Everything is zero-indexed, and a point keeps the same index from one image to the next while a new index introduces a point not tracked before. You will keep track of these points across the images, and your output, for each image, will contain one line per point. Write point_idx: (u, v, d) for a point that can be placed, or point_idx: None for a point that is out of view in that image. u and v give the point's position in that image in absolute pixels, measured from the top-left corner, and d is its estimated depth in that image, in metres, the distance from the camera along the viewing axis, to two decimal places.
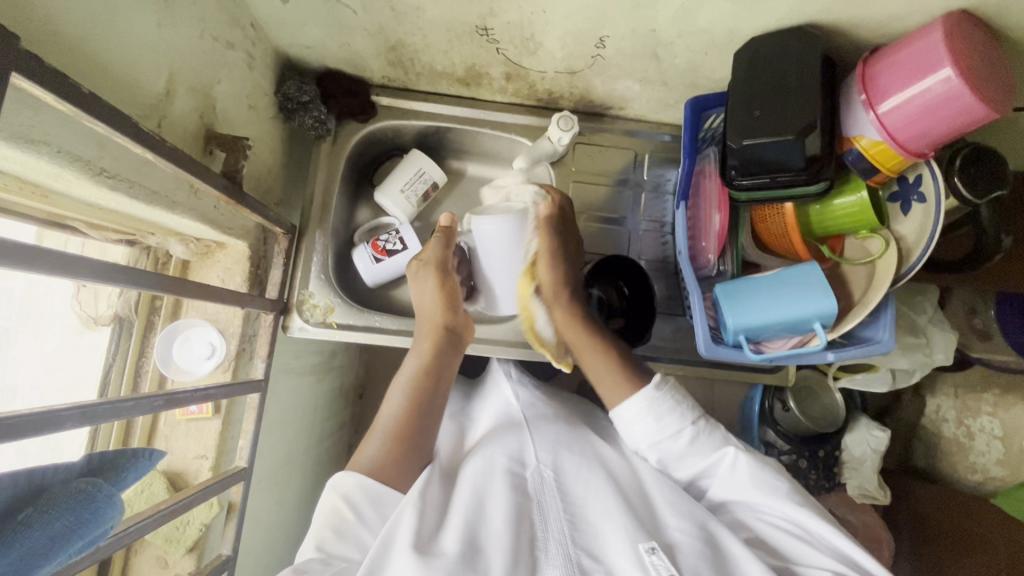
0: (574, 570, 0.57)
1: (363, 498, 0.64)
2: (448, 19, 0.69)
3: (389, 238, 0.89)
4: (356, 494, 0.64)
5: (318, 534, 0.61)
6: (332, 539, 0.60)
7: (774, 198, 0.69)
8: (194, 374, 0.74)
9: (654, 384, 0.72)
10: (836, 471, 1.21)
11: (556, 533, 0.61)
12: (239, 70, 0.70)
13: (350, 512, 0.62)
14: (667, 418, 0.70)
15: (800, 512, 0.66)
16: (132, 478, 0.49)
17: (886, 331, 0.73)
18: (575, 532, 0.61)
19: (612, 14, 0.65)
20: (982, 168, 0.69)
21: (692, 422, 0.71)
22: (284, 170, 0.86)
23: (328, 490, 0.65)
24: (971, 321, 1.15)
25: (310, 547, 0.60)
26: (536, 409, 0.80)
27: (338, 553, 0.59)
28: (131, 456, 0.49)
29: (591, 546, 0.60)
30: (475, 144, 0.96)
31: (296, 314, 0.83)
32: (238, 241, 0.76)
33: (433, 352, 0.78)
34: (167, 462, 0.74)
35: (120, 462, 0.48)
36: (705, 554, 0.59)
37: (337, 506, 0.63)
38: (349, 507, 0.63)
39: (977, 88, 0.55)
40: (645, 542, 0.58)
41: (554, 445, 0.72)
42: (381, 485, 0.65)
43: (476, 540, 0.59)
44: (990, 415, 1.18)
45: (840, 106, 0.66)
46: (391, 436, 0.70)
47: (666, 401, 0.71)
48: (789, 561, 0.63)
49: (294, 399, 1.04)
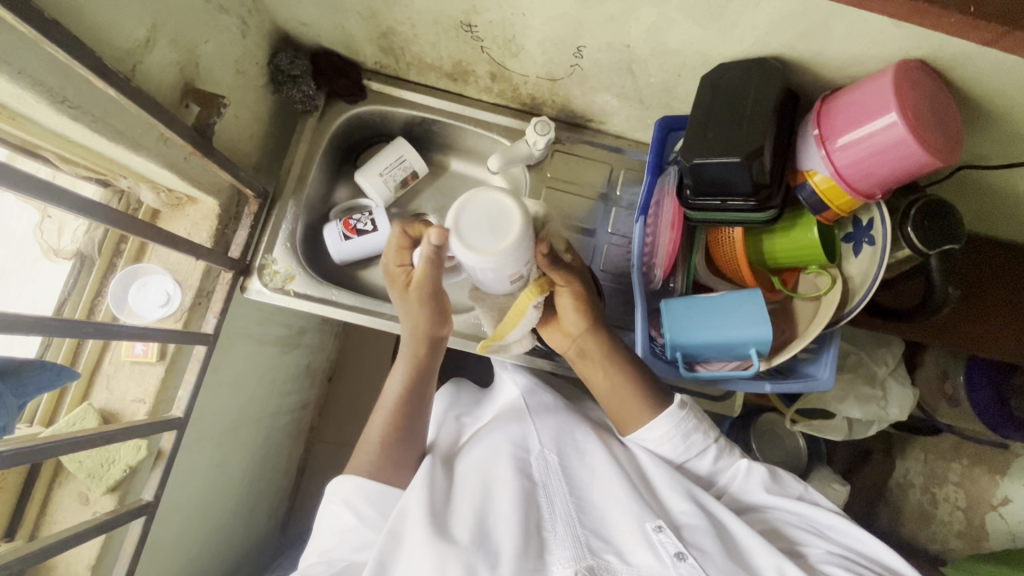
0: (584, 550, 0.61)
1: (362, 500, 0.66)
2: (434, 11, 0.73)
3: (361, 218, 0.92)
4: (354, 497, 0.67)
5: (325, 547, 0.66)
6: (336, 545, 0.65)
7: (722, 221, 0.70)
8: (144, 318, 0.76)
9: (676, 404, 0.71)
10: None
11: (562, 514, 0.65)
12: (230, 34, 0.74)
13: (352, 516, 0.66)
14: (694, 437, 0.72)
15: (813, 508, 0.71)
16: (35, 388, 0.55)
17: (825, 369, 0.74)
18: (581, 519, 0.65)
19: (587, 24, 0.68)
20: (936, 221, 0.69)
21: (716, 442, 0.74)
22: (267, 139, 0.89)
23: (326, 500, 0.68)
24: (943, 386, 1.11)
25: (319, 556, 0.65)
26: (537, 393, 0.82)
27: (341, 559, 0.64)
28: (38, 367, 0.55)
29: (602, 530, 0.65)
30: (460, 140, 0.98)
31: (256, 277, 0.85)
32: (210, 198, 0.78)
33: (417, 356, 0.75)
34: (105, 401, 0.76)
35: (25, 369, 0.54)
36: (709, 531, 0.64)
37: (337, 511, 0.66)
38: (348, 509, 0.66)
39: (923, 135, 0.56)
40: (651, 522, 0.64)
41: (557, 433, 0.75)
42: (380, 484, 0.68)
43: (485, 526, 0.63)
44: (956, 485, 1.17)
45: (798, 140, 0.67)
46: (386, 445, 0.71)
47: (687, 421, 0.71)
48: (802, 549, 0.68)
49: (252, 366, 1.06)
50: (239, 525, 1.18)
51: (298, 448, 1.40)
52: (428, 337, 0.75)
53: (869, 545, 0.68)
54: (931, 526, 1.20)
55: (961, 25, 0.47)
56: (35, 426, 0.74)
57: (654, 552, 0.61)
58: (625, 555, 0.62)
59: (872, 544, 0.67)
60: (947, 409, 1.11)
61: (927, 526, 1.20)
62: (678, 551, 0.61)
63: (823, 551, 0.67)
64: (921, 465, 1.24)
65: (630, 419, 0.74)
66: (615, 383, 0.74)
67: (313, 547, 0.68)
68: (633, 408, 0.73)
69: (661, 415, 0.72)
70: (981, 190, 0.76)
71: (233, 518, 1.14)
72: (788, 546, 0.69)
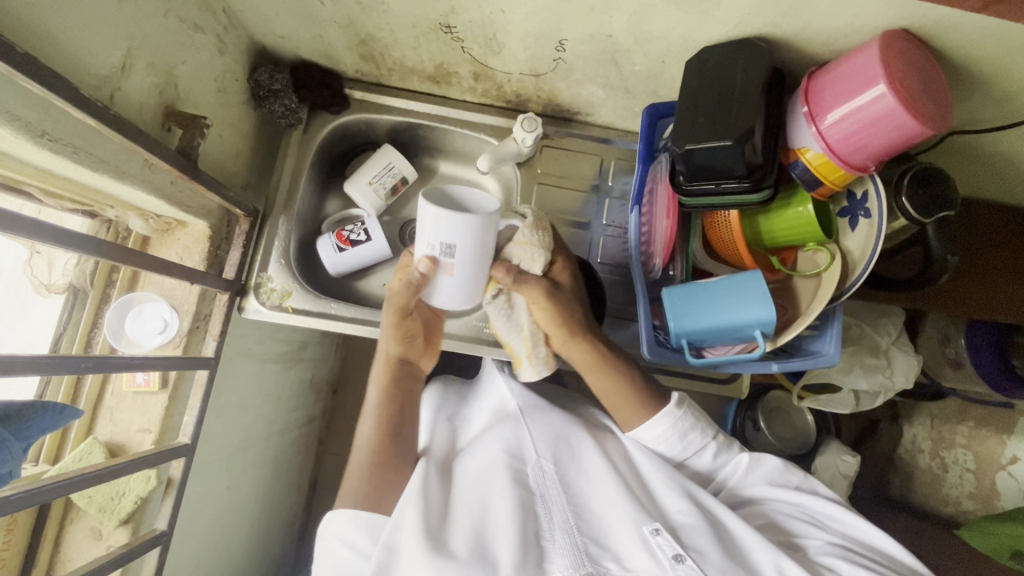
0: (582, 557, 0.61)
1: (356, 531, 0.65)
2: (413, 15, 0.72)
3: (354, 229, 0.91)
4: (347, 530, 0.65)
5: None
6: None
7: (719, 206, 0.70)
8: (142, 347, 0.76)
9: (674, 403, 0.73)
10: None
11: (560, 522, 0.65)
12: (207, 53, 0.73)
13: (345, 548, 0.64)
14: (689, 437, 0.73)
15: (810, 498, 0.72)
16: (39, 429, 0.54)
17: (830, 344, 0.74)
18: (578, 527, 0.65)
19: (568, 16, 0.67)
20: (930, 190, 0.69)
21: (715, 438, 0.75)
22: (253, 156, 0.88)
23: (318, 539, 0.67)
24: (945, 351, 1.11)
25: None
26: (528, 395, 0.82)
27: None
28: (41, 409, 0.54)
29: (600, 537, 0.65)
30: (447, 143, 0.98)
31: (252, 296, 0.84)
32: (199, 220, 0.78)
33: (387, 383, 0.78)
34: (110, 433, 0.75)
35: (27, 413, 0.53)
36: (707, 531, 0.64)
37: (330, 548, 0.65)
38: (343, 541, 0.65)
39: (913, 106, 0.55)
40: (649, 525, 0.63)
41: (550, 436, 0.74)
42: (372, 512, 0.67)
43: (483, 537, 0.63)
44: (964, 448, 1.18)
45: (787, 118, 0.66)
46: (370, 469, 0.71)
47: (685, 421, 0.73)
48: (798, 541, 0.68)
49: (256, 384, 1.05)
50: (256, 545, 1.17)
51: (309, 463, 1.40)
52: (395, 362, 0.79)
53: (864, 531, 0.69)
54: (944, 491, 1.21)
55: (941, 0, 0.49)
56: (41, 465, 0.73)
57: (652, 556, 0.61)
58: (624, 561, 0.62)
59: (872, 533, 0.68)
60: (951, 372, 1.11)
61: (939, 491, 1.21)
62: (676, 554, 0.61)
63: (823, 543, 0.67)
64: (929, 430, 1.25)
65: (623, 418, 0.76)
66: (612, 383, 0.76)
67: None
68: (633, 407, 0.75)
69: (662, 413, 0.73)
70: (971, 155, 0.76)
71: (250, 540, 1.14)
72: (786, 539, 0.69)
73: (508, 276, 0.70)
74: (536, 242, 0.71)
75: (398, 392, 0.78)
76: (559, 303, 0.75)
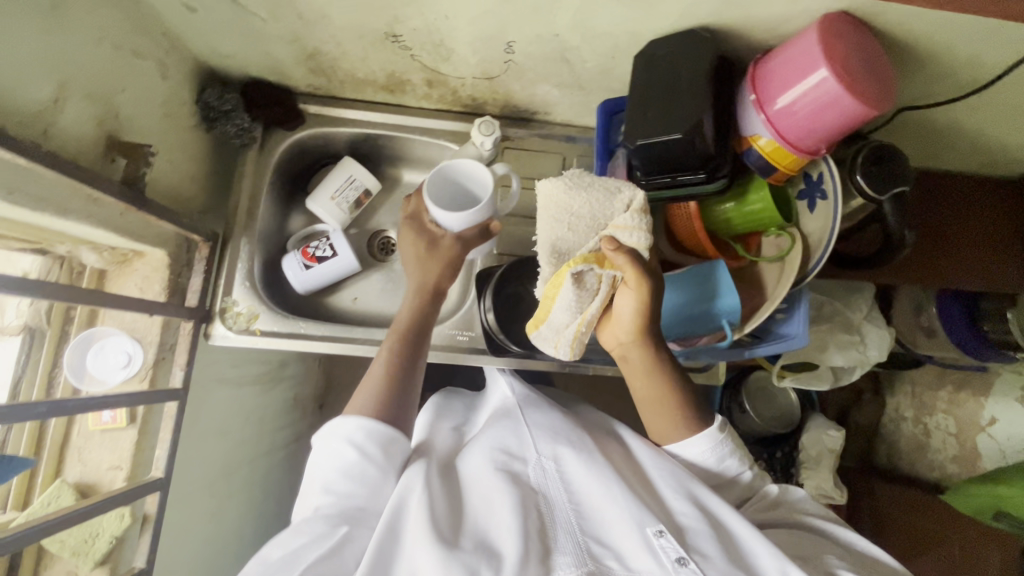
0: (585, 557, 0.58)
1: (369, 441, 0.64)
2: (357, 26, 0.71)
3: (319, 245, 0.90)
4: (356, 435, 0.64)
5: (323, 475, 0.63)
6: (336, 480, 0.62)
7: (677, 198, 0.70)
8: (106, 383, 0.74)
9: (716, 426, 0.68)
10: (794, 471, 1.22)
11: (562, 521, 0.61)
12: (150, 79, 0.71)
13: (353, 452, 0.63)
14: (726, 459, 0.68)
15: (827, 524, 0.69)
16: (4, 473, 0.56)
17: (798, 327, 0.75)
18: (577, 528, 0.61)
19: (513, 18, 0.66)
20: (883, 167, 0.70)
21: (749, 468, 0.71)
22: (209, 180, 0.87)
23: (322, 437, 0.66)
24: (918, 320, 1.13)
25: (319, 491, 0.62)
26: (534, 403, 0.80)
27: (346, 492, 0.61)
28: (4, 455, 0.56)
29: (600, 538, 0.61)
30: (408, 151, 0.97)
31: (218, 322, 0.83)
32: (155, 248, 0.76)
33: (418, 307, 0.78)
34: (79, 474, 0.73)
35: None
36: (710, 534, 0.60)
37: (337, 447, 0.63)
38: (353, 448, 0.63)
39: (855, 87, 0.56)
40: (655, 526, 0.59)
41: (553, 435, 0.72)
42: (388, 426, 0.66)
43: (487, 531, 0.59)
44: (945, 412, 1.19)
45: (737, 106, 0.67)
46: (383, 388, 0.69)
47: (725, 444, 0.68)
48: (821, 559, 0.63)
49: (234, 409, 1.03)
50: None
51: None
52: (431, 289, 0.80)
53: (881, 556, 0.65)
54: (928, 456, 1.22)
55: None
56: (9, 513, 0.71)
57: (657, 560, 0.57)
58: (626, 561, 0.58)
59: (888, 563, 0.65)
60: (925, 340, 1.13)
61: (923, 457, 1.23)
62: (680, 557, 0.57)
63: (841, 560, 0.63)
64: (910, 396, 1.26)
65: (660, 429, 0.71)
66: (654, 393, 0.69)
67: (298, 503, 0.65)
68: (670, 421, 0.70)
69: (702, 433, 0.68)
70: (923, 129, 0.77)
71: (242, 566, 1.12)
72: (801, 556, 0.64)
73: (622, 254, 0.62)
74: (642, 228, 0.63)
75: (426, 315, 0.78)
76: (658, 299, 0.65)
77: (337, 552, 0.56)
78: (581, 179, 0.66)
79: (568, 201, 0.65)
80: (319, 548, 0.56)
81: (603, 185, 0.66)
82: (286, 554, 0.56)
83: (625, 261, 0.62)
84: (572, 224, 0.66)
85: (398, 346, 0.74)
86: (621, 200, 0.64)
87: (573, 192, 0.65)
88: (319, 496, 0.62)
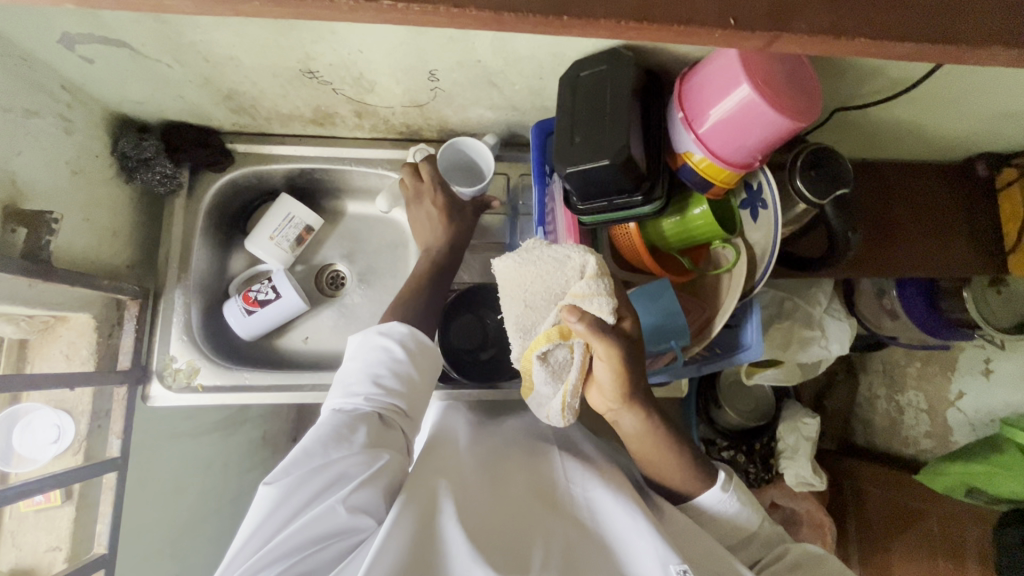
0: None
1: (404, 353, 0.66)
2: (268, 65, 0.67)
3: (260, 288, 0.86)
4: (396, 346, 0.66)
5: (369, 368, 0.64)
6: (380, 374, 0.64)
7: (617, 220, 0.68)
8: (37, 461, 0.71)
9: (721, 483, 0.67)
10: (774, 462, 1.19)
11: (589, 544, 0.57)
12: (51, 137, 0.67)
13: (392, 359, 0.65)
14: (732, 516, 0.67)
15: None
16: None
17: (753, 337, 0.75)
18: (600, 555, 0.56)
19: (430, 49, 0.64)
20: (822, 171, 0.68)
21: (759, 524, 0.69)
22: (134, 232, 0.83)
23: (370, 334, 0.67)
24: (881, 303, 1.07)
25: (365, 382, 0.63)
26: (563, 439, 0.78)
27: (393, 389, 0.63)
28: None
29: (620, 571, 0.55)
30: (349, 183, 0.93)
31: (157, 381, 0.80)
32: (79, 312, 0.73)
33: (444, 245, 0.83)
34: (15, 560, 0.70)
35: None
36: None
37: (385, 346, 0.65)
38: (394, 351, 0.65)
39: (776, 100, 0.54)
40: (678, 566, 0.52)
41: (583, 464, 0.69)
42: (426, 337, 0.69)
43: (514, 533, 0.56)
44: (915, 389, 1.16)
45: (667, 123, 0.65)
46: (404, 300, 0.77)
47: (729, 503, 0.67)
48: None
49: (194, 462, 1.00)
50: None
51: None
52: (459, 237, 0.84)
53: None
54: (902, 433, 1.20)
55: (827, 46, 0.41)
56: None
57: None
58: None
59: None
60: (890, 322, 1.08)
61: (897, 435, 1.20)
62: None
63: None
64: (882, 376, 1.25)
65: (671, 480, 0.69)
66: (653, 452, 0.67)
67: (334, 386, 0.66)
68: (676, 473, 0.68)
69: (706, 492, 0.67)
70: (862, 126, 0.76)
71: None
72: None
73: (582, 324, 0.55)
74: (602, 292, 0.57)
75: (450, 253, 0.83)
76: (636, 364, 0.60)
77: (376, 481, 0.56)
78: (530, 251, 0.63)
79: (521, 278, 0.63)
80: (359, 472, 0.56)
81: (555, 255, 0.61)
82: (328, 459, 0.56)
83: (590, 335, 0.56)
84: (529, 300, 0.63)
85: (421, 272, 0.81)
86: (574, 266, 0.59)
87: (523, 268, 0.63)
88: (363, 387, 0.63)
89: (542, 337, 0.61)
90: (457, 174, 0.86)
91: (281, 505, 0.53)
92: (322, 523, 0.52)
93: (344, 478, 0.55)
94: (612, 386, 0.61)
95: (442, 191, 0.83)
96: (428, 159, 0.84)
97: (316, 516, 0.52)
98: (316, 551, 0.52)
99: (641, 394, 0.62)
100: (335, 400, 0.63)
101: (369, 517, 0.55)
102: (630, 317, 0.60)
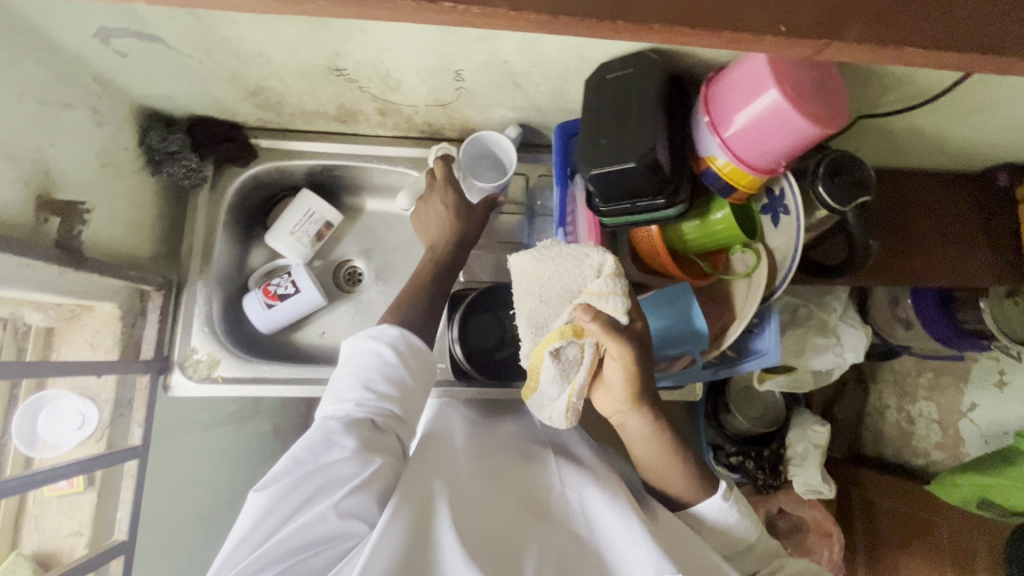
0: None
1: (395, 356, 0.64)
2: (297, 62, 0.68)
3: (280, 282, 0.88)
4: (387, 350, 0.65)
5: (359, 373, 0.63)
6: (371, 379, 0.63)
7: (639, 222, 0.68)
8: (61, 447, 0.72)
9: (721, 493, 0.67)
10: (782, 468, 1.17)
11: (583, 552, 0.57)
12: (83, 129, 0.68)
13: (383, 363, 0.64)
14: (731, 526, 0.67)
15: None
16: None
17: (770, 341, 0.75)
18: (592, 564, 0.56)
19: (457, 50, 0.64)
20: (843, 178, 0.65)
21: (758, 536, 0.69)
22: (159, 224, 0.84)
23: (360, 339, 0.66)
24: (895, 311, 1.06)
25: (357, 388, 0.62)
26: (561, 442, 0.78)
27: (385, 393, 0.62)
28: None
29: None
30: (369, 180, 0.94)
31: (178, 372, 0.81)
32: (106, 302, 0.74)
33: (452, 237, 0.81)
34: (38, 544, 0.71)
35: None
36: None
37: (376, 350, 0.64)
38: (385, 355, 0.64)
39: (804, 107, 0.54)
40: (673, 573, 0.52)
41: (579, 468, 0.69)
42: (418, 339, 0.67)
43: (507, 539, 0.56)
44: (927, 399, 1.16)
45: (692, 127, 0.65)
46: (418, 282, 0.76)
47: (729, 513, 0.67)
48: None
49: (209, 453, 1.01)
50: None
51: None
52: (466, 231, 0.82)
53: None
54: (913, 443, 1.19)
55: (866, 50, 0.40)
56: None
57: None
58: None
59: None
60: (902, 331, 1.07)
61: (908, 444, 1.19)
62: None
63: None
64: (893, 385, 1.25)
65: (670, 484, 0.69)
66: (659, 457, 0.67)
67: (327, 393, 0.65)
68: (676, 477, 0.68)
69: (705, 502, 0.67)
70: (882, 134, 0.76)
71: None
72: None
73: (595, 324, 0.56)
74: (619, 291, 0.57)
75: (457, 247, 0.81)
76: (647, 365, 0.60)
77: (368, 487, 0.56)
78: (551, 248, 0.62)
79: (539, 273, 0.63)
80: (351, 476, 0.56)
81: (573, 256, 0.61)
82: (320, 465, 0.56)
83: (603, 333, 0.57)
84: (544, 296, 0.63)
85: (430, 258, 0.80)
86: (592, 265, 0.60)
87: (542, 263, 0.63)
88: (355, 393, 0.62)
89: (558, 331, 0.62)
90: (486, 166, 0.87)
91: (272, 511, 0.54)
92: (312, 531, 0.53)
93: (333, 484, 0.55)
94: (623, 386, 0.61)
95: (454, 191, 0.82)
96: (442, 158, 0.85)
97: (305, 524, 0.53)
98: (314, 553, 0.53)
99: (647, 396, 0.63)
100: (327, 407, 0.63)
101: (361, 521, 0.55)
102: (637, 321, 0.60)
